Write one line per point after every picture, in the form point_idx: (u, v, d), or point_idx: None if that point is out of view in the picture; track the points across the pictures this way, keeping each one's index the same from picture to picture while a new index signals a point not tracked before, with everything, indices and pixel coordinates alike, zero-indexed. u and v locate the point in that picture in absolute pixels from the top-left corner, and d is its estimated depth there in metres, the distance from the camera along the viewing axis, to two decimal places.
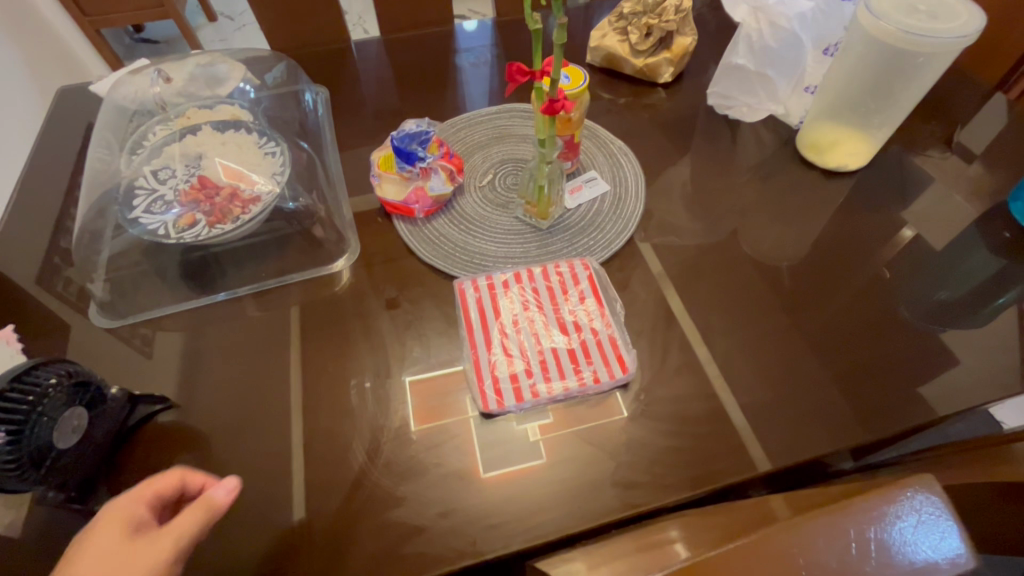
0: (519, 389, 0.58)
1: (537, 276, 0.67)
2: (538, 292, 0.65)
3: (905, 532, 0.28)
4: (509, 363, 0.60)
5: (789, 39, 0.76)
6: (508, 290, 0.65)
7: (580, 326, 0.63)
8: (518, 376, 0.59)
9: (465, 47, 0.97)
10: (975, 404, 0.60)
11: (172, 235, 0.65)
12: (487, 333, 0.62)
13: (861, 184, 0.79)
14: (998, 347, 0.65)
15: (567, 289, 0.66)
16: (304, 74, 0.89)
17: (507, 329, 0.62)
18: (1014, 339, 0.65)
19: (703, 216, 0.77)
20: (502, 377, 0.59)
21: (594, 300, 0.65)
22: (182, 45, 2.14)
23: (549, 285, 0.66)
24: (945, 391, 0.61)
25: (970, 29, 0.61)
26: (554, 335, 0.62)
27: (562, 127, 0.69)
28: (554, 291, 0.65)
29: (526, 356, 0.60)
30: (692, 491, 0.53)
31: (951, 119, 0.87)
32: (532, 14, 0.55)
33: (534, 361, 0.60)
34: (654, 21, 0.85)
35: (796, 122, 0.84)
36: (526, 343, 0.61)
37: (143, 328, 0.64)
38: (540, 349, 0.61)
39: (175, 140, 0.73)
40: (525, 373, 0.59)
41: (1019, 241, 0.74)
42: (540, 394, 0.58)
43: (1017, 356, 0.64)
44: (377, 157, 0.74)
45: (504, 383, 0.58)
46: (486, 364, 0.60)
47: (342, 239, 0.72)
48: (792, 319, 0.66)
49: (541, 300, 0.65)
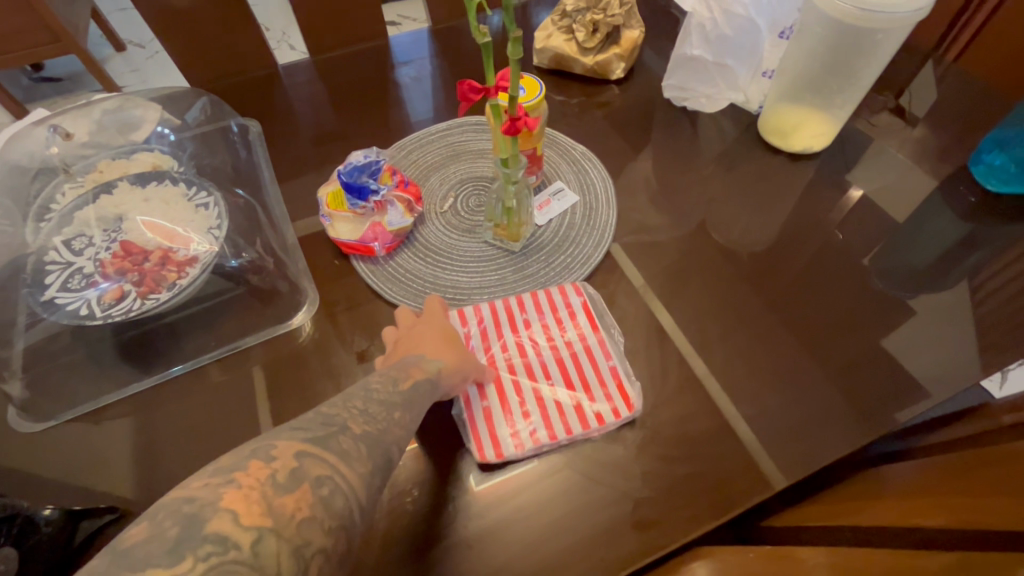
0: (519, 435, 0.53)
1: (525, 306, 0.62)
2: (527, 325, 0.61)
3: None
4: (504, 405, 0.55)
5: (744, 26, 0.73)
6: (495, 324, 0.61)
7: (577, 357, 0.59)
8: (516, 419, 0.54)
9: (403, 60, 0.90)
10: (973, 380, 0.59)
11: (99, 314, 0.56)
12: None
13: (826, 163, 0.78)
14: (985, 316, 0.64)
15: (558, 319, 0.61)
16: (229, 107, 0.82)
17: (500, 367, 0.58)
18: (999, 304, 0.65)
19: (679, 213, 0.74)
20: (500, 423, 0.54)
21: (587, 328, 0.61)
22: (89, 80, 1.97)
23: (539, 316, 0.61)
24: (944, 370, 0.60)
25: (923, 2, 0.60)
26: (552, 372, 0.58)
27: (524, 141, 0.64)
28: (544, 321, 0.61)
29: (522, 396, 0.56)
30: (715, 521, 0.49)
31: (899, 86, 0.87)
32: (477, 26, 0.49)
33: (532, 401, 0.56)
34: (598, 17, 0.81)
35: (755, 108, 0.82)
36: (521, 381, 0.57)
37: (77, 428, 0.55)
38: (537, 386, 0.57)
39: (87, 201, 0.64)
40: (524, 416, 0.55)
41: (986, 203, 0.74)
42: (541, 438, 0.53)
43: (1006, 324, 0.63)
44: (325, 194, 0.68)
45: (502, 429, 0.54)
46: (481, 409, 0.55)
47: (297, 288, 0.65)
48: (784, 313, 0.64)
49: (531, 333, 0.60)
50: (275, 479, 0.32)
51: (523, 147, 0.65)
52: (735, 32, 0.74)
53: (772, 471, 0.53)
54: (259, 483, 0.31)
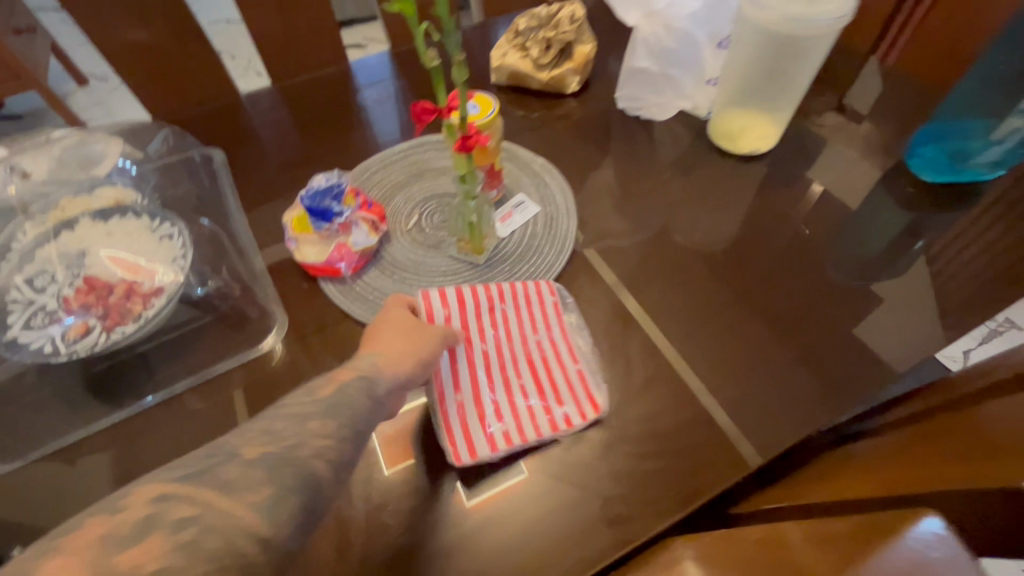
0: (491, 435, 0.55)
1: (506, 300, 0.63)
2: (505, 320, 0.62)
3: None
4: (478, 405, 0.56)
5: (684, 37, 0.79)
6: (476, 315, 0.61)
7: (548, 360, 0.60)
8: (490, 420, 0.55)
9: (365, 83, 0.92)
10: (919, 360, 0.62)
11: (63, 351, 0.57)
12: (456, 370, 0.57)
13: (775, 162, 0.82)
14: (928, 299, 0.68)
15: (533, 319, 0.63)
16: (191, 137, 0.83)
17: (478, 364, 0.59)
18: (940, 287, 0.69)
19: (637, 217, 0.76)
20: (473, 423, 0.55)
21: (558, 329, 0.63)
22: (51, 116, 1.94)
23: (516, 313, 0.62)
24: (894, 353, 0.63)
25: (841, 12, 0.65)
26: (524, 372, 0.59)
27: (479, 157, 0.66)
28: (520, 319, 0.62)
29: (496, 396, 0.57)
30: (681, 512, 0.51)
31: (840, 86, 0.92)
32: (426, 51, 0.51)
33: (505, 402, 0.57)
34: (551, 33, 0.86)
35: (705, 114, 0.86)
36: (495, 380, 0.58)
37: (45, 466, 0.55)
38: (510, 387, 0.58)
39: (49, 239, 0.64)
40: (497, 415, 0.56)
41: (924, 191, 0.78)
42: (514, 438, 0.55)
43: (948, 304, 0.67)
44: (290, 219, 0.69)
45: (476, 429, 0.55)
46: (456, 409, 0.56)
47: (266, 313, 0.66)
48: (741, 308, 0.67)
49: (508, 331, 0.61)
50: (176, 518, 0.36)
51: (480, 163, 0.67)
52: (677, 44, 0.80)
53: (735, 459, 0.55)
54: (149, 528, 0.35)
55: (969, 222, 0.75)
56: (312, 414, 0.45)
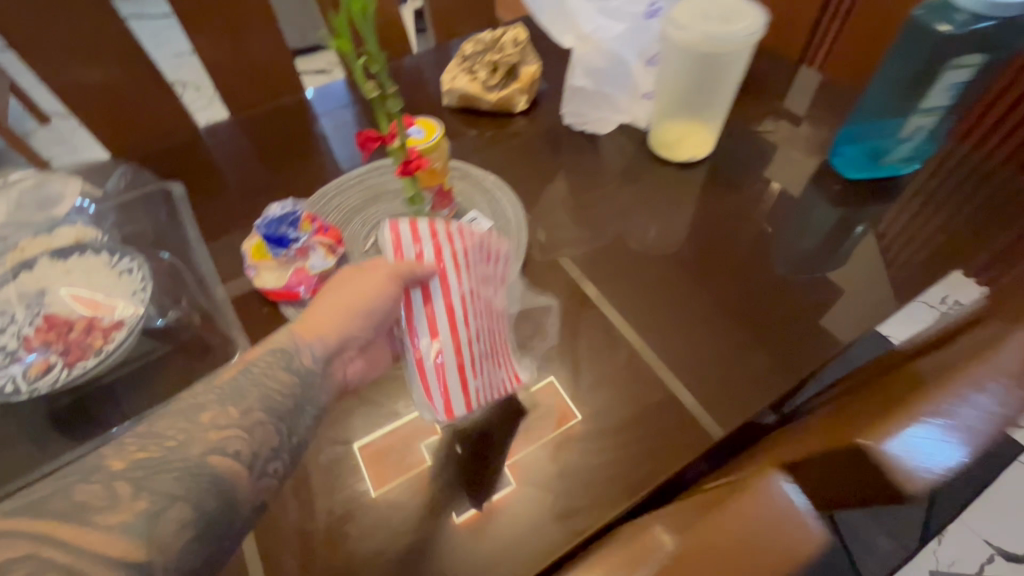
0: (467, 389, 0.56)
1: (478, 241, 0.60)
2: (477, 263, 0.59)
3: (938, 424, 0.30)
4: (455, 354, 0.55)
5: (614, 59, 0.86)
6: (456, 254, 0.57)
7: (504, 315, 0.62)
8: (462, 371, 0.56)
9: (322, 110, 0.95)
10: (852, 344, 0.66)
11: (24, 389, 0.58)
12: (431, 317, 0.55)
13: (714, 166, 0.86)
14: (859, 286, 0.72)
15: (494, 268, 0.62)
16: (151, 173, 0.84)
17: (456, 310, 0.56)
18: (870, 274, 0.73)
19: (588, 226, 0.80)
20: (451, 375, 0.55)
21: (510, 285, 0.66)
22: (14, 155, 1.93)
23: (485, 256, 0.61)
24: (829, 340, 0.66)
25: (751, 29, 0.71)
26: (490, 325, 0.60)
27: (428, 179, 0.69)
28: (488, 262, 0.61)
29: (468, 343, 0.56)
30: (628, 504, 0.54)
31: (774, 92, 0.98)
32: (366, 82, 0.54)
33: (475, 352, 0.57)
34: (496, 57, 0.91)
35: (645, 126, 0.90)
36: (469, 328, 0.56)
37: None
38: (477, 334, 0.57)
39: (9, 280, 0.66)
40: (472, 368, 0.56)
41: (853, 186, 0.83)
42: (483, 394, 0.57)
43: (878, 291, 0.71)
44: (248, 247, 0.71)
45: (452, 381, 0.55)
46: (433, 360, 0.54)
47: (228, 340, 0.68)
48: (686, 306, 0.70)
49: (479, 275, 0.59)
50: None
51: (428, 184, 0.70)
52: (608, 64, 0.86)
53: (681, 451, 0.58)
54: None
55: (894, 212, 0.80)
56: (206, 405, 0.43)
